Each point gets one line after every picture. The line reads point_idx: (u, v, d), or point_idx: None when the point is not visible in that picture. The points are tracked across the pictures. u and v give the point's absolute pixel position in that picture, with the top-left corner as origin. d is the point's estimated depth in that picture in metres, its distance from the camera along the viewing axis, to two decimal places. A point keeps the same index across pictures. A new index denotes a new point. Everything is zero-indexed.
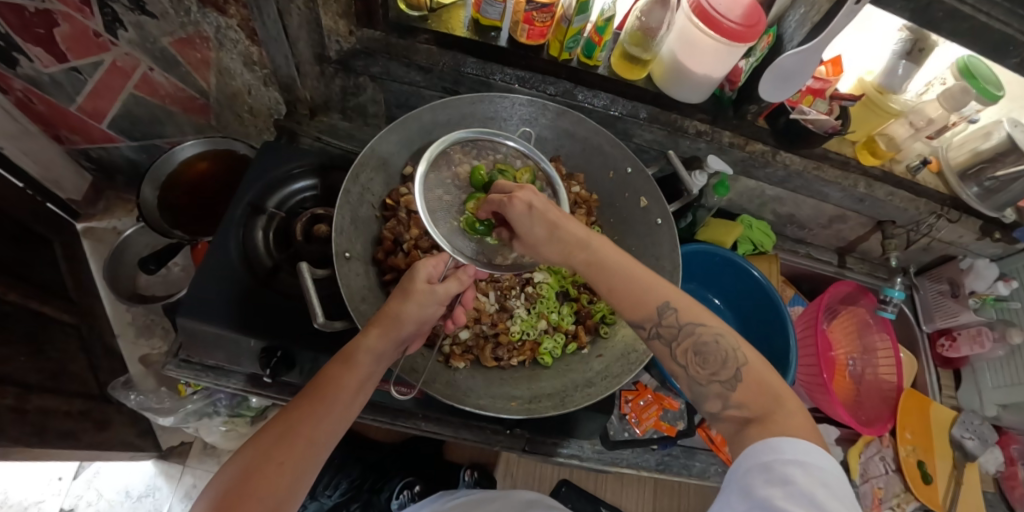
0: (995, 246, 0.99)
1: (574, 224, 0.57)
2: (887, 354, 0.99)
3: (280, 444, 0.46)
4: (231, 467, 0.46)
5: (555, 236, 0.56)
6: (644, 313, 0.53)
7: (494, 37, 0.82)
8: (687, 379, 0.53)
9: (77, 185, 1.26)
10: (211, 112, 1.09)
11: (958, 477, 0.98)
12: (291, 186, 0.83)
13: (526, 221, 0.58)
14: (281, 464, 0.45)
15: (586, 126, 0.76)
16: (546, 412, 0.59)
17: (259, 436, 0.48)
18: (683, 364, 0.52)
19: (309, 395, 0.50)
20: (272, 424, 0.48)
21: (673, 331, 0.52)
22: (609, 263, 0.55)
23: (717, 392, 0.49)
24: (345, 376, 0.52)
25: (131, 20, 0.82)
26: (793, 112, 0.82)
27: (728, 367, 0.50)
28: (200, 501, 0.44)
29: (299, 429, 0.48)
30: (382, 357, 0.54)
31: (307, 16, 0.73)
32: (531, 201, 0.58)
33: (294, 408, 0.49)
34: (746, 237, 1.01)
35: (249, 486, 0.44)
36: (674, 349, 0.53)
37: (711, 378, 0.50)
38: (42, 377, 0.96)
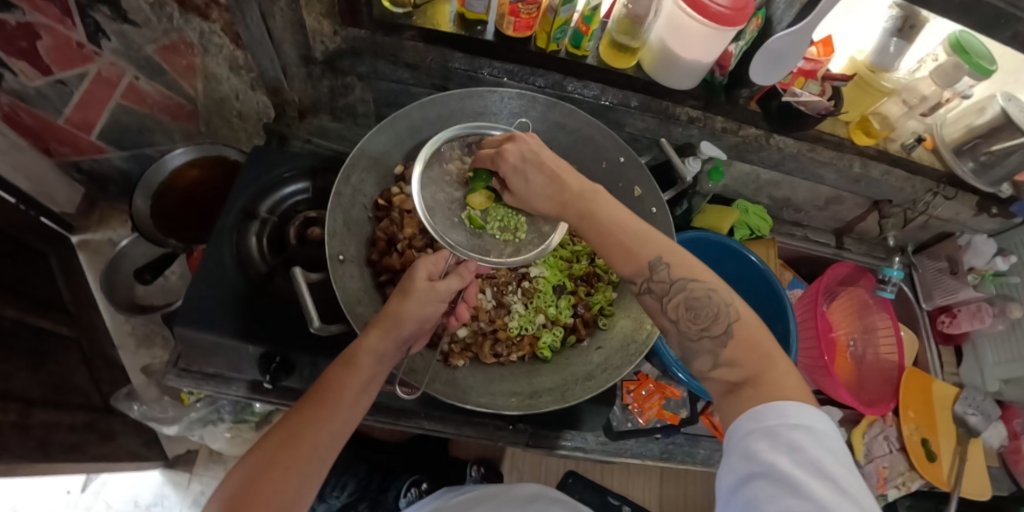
0: (992, 221, 0.98)
1: (570, 176, 0.58)
2: (887, 333, 0.99)
3: (285, 446, 0.46)
4: (239, 473, 0.46)
5: (552, 184, 0.58)
6: (636, 266, 0.52)
7: (480, 30, 0.81)
8: (676, 336, 0.52)
9: (70, 197, 1.26)
10: (200, 118, 1.08)
11: (962, 453, 0.98)
12: (282, 190, 0.82)
13: (520, 174, 0.60)
14: (286, 468, 0.45)
15: (577, 117, 0.75)
16: (543, 407, 0.59)
17: (265, 442, 0.48)
18: (674, 319, 0.51)
19: (313, 399, 0.50)
20: (278, 429, 0.48)
21: (665, 285, 0.51)
22: (605, 215, 0.55)
23: (710, 347, 0.48)
24: (346, 379, 0.51)
25: (114, 29, 0.81)
26: (784, 95, 0.81)
27: (720, 323, 0.48)
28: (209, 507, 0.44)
29: (305, 433, 0.48)
30: (382, 360, 0.54)
31: (290, 17, 0.72)
32: (523, 152, 0.60)
33: (299, 412, 0.49)
34: (742, 222, 1.00)
35: (254, 491, 0.44)
36: (666, 303, 0.51)
37: (702, 334, 0.49)
38: (44, 392, 0.96)
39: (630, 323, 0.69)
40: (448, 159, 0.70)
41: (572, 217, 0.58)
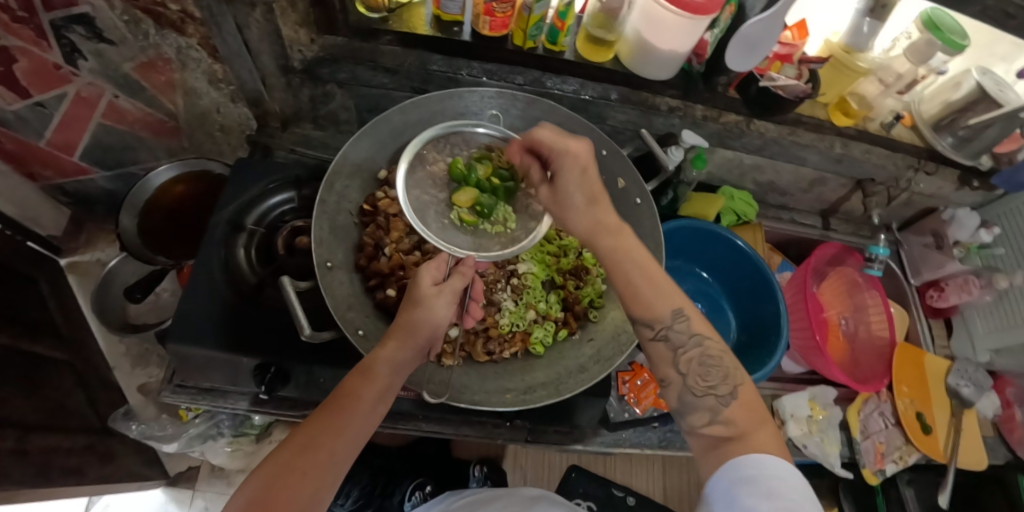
0: (974, 194, 0.99)
1: (609, 210, 0.58)
2: (877, 310, 1.01)
3: (303, 451, 0.45)
4: (253, 477, 0.44)
5: (592, 211, 0.58)
6: (655, 314, 0.53)
7: (457, 31, 0.81)
8: (677, 388, 0.53)
9: (57, 220, 1.25)
10: (182, 133, 1.08)
11: (957, 424, 0.98)
12: (268, 201, 0.82)
13: (568, 184, 0.58)
14: (306, 470, 0.44)
15: (558, 113, 0.76)
16: (536, 403, 0.60)
17: (281, 447, 0.46)
18: (682, 372, 0.52)
19: (332, 405, 0.50)
20: (296, 434, 0.47)
21: (687, 336, 0.52)
22: (637, 254, 0.56)
23: (711, 405, 0.50)
24: (364, 385, 0.52)
25: (91, 49, 0.81)
26: (762, 80, 0.81)
27: (727, 383, 0.51)
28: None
29: (325, 436, 0.47)
30: (398, 369, 0.55)
31: (266, 28, 0.72)
32: (585, 166, 0.57)
33: (318, 418, 0.49)
34: (728, 209, 1.01)
35: (272, 492, 0.42)
36: (680, 356, 0.52)
37: (708, 391, 0.51)
38: (41, 416, 0.96)
39: (620, 314, 0.70)
40: (436, 164, 0.71)
41: (602, 246, 0.57)
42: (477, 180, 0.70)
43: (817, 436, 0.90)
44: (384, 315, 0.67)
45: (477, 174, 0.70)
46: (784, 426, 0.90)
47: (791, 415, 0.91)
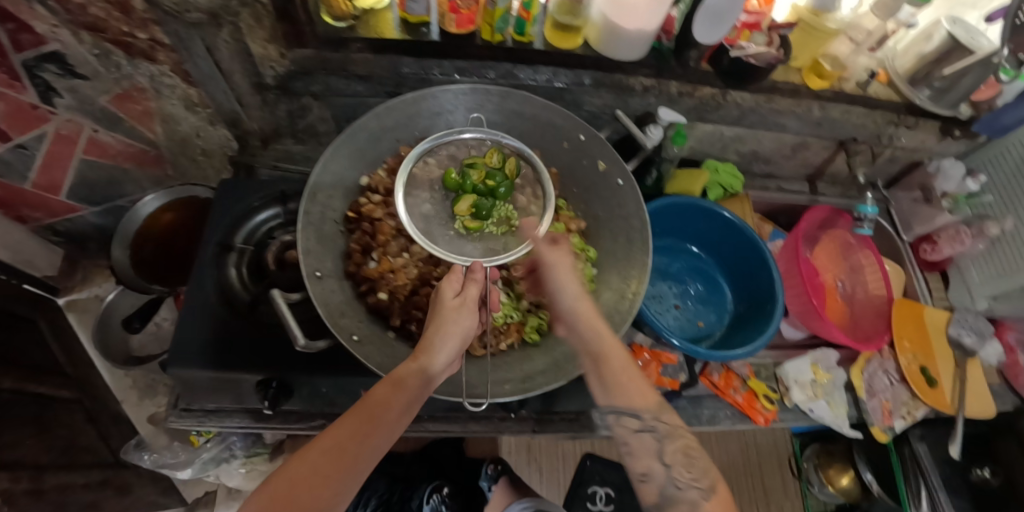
0: (958, 143, 0.99)
1: (602, 324, 0.64)
2: (873, 269, 1.04)
3: (328, 455, 0.45)
4: (274, 481, 0.44)
5: (585, 324, 0.63)
6: (644, 405, 0.57)
7: (426, 32, 0.83)
8: (659, 481, 0.51)
9: (52, 260, 1.26)
10: (165, 161, 1.09)
11: (961, 375, 0.98)
12: (255, 218, 0.81)
13: (559, 288, 0.66)
14: (327, 480, 0.44)
15: (533, 103, 0.75)
16: (536, 389, 0.61)
17: (307, 450, 0.46)
18: (667, 463, 0.52)
19: (362, 412, 0.49)
20: (323, 437, 0.47)
21: (670, 429, 0.56)
22: (619, 369, 0.59)
23: (694, 498, 0.48)
24: (394, 396, 0.51)
25: (65, 86, 0.80)
26: (733, 50, 0.82)
27: (708, 478, 0.51)
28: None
29: (352, 447, 0.47)
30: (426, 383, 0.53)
31: (236, 47, 0.73)
32: (563, 265, 0.67)
33: (346, 425, 0.48)
34: (714, 182, 1.01)
35: (292, 498, 0.42)
36: (666, 446, 0.53)
37: (692, 483, 0.50)
38: (52, 456, 0.98)
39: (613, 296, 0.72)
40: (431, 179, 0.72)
41: (591, 351, 0.62)
42: (472, 186, 0.70)
43: (823, 400, 0.90)
44: (378, 319, 0.68)
45: (473, 181, 0.70)
46: (790, 393, 0.89)
47: (796, 380, 0.90)
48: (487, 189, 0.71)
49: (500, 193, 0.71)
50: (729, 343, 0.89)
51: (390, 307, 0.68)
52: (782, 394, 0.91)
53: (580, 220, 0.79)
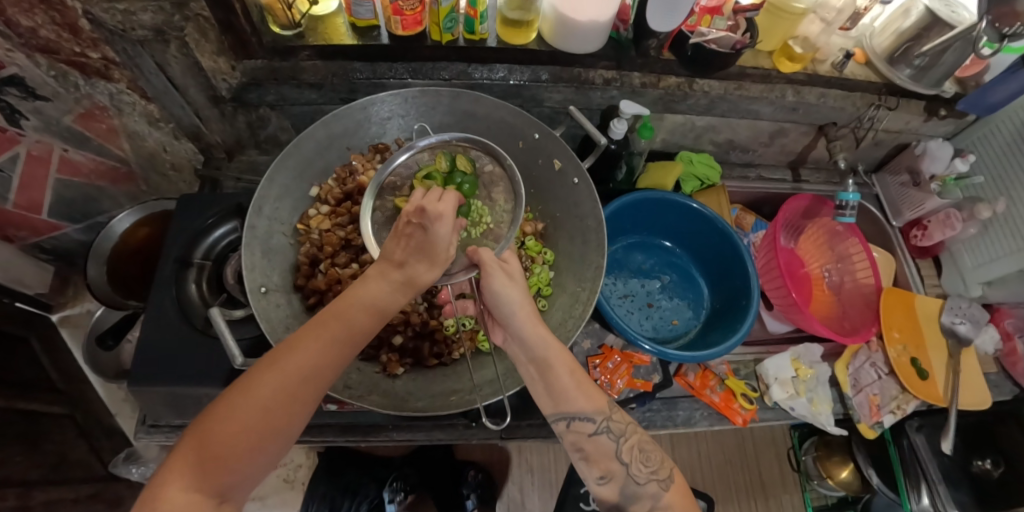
0: (945, 123, 0.95)
1: (541, 326, 0.59)
2: (861, 258, 0.99)
3: (296, 385, 0.44)
4: (235, 405, 0.42)
5: (524, 329, 0.58)
6: (598, 404, 0.58)
7: (376, 35, 0.80)
8: (620, 478, 0.56)
9: (42, 277, 1.26)
10: (138, 177, 1.09)
11: (954, 366, 0.93)
12: (212, 235, 0.81)
13: (493, 298, 0.60)
14: (301, 405, 0.45)
15: (484, 102, 0.72)
16: (479, 401, 0.58)
17: (271, 379, 0.43)
18: (626, 461, 0.57)
19: (334, 338, 0.47)
20: (289, 361, 0.44)
21: (622, 426, 0.58)
22: (560, 369, 0.58)
23: (655, 491, 0.55)
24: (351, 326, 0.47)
25: (28, 108, 0.80)
26: (693, 37, 0.78)
27: (665, 467, 0.57)
28: (195, 435, 0.41)
29: (324, 375, 0.46)
30: (395, 305, 0.50)
31: (185, 62, 0.73)
32: (500, 272, 0.60)
33: (317, 350, 0.45)
34: (688, 174, 0.98)
35: (264, 425, 0.42)
36: (622, 445, 0.57)
37: (650, 477, 0.56)
38: (43, 471, 1.00)
39: (568, 300, 0.70)
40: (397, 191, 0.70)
41: (534, 357, 0.58)
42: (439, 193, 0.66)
43: (804, 397, 0.86)
44: None
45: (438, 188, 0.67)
46: (769, 391, 0.86)
47: (776, 378, 0.87)
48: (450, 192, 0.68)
49: (465, 191, 0.69)
50: (705, 340, 0.87)
51: None
52: (762, 392, 0.88)
53: (539, 221, 0.78)
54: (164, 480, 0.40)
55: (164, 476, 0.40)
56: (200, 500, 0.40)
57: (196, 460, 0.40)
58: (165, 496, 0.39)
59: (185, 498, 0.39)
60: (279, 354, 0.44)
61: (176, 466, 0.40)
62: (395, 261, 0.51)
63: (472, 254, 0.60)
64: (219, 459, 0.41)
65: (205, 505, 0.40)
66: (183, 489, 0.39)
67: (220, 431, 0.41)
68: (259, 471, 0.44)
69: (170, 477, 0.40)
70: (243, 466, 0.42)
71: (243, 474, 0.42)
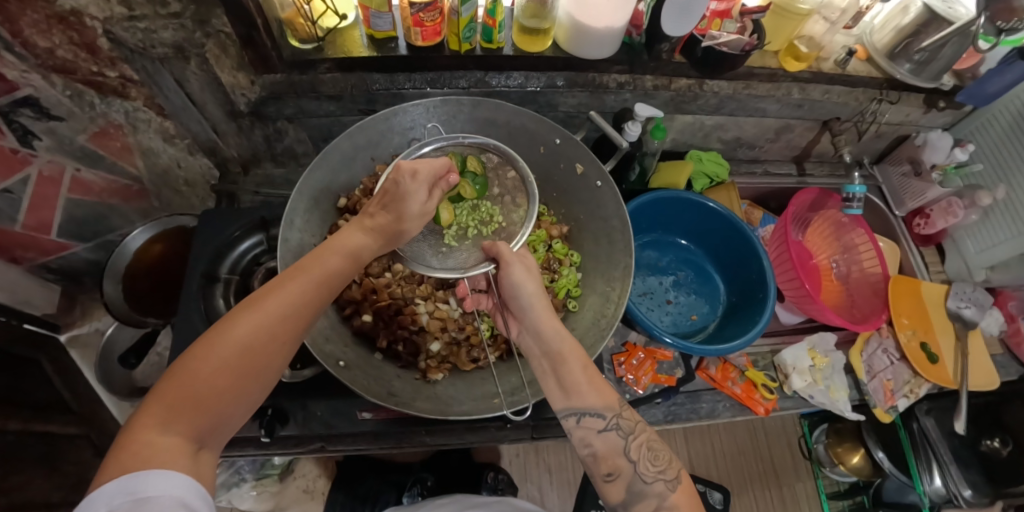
0: (943, 115, 0.98)
1: (554, 320, 0.60)
2: (866, 248, 1.02)
3: (275, 323, 0.46)
4: (211, 347, 0.42)
5: (538, 322, 0.60)
6: (607, 399, 0.55)
7: (393, 47, 0.82)
8: (626, 478, 0.52)
9: (49, 298, 1.17)
10: (150, 193, 1.06)
11: (963, 348, 0.96)
12: (238, 248, 0.82)
13: (511, 290, 0.63)
14: (277, 348, 0.46)
15: (505, 109, 0.74)
16: (504, 408, 0.60)
17: (250, 316, 0.45)
18: (634, 459, 0.53)
19: (309, 281, 0.49)
20: (267, 304, 0.46)
21: (632, 424, 0.54)
22: (572, 361, 0.57)
23: (661, 490, 0.50)
24: (325, 271, 0.51)
25: (42, 128, 0.78)
26: (705, 40, 0.80)
27: (673, 467, 0.52)
28: (172, 379, 0.41)
29: (299, 317, 0.48)
30: (364, 253, 0.57)
31: (204, 78, 0.73)
32: (517, 263, 0.63)
33: (292, 292, 0.48)
34: (699, 172, 1.00)
35: (245, 363, 0.43)
36: (631, 442, 0.53)
37: (657, 476, 0.51)
38: (62, 493, 1.06)
39: (597, 301, 0.73)
40: None
41: (548, 351, 0.59)
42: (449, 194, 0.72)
43: (822, 385, 0.89)
44: (364, 341, 0.67)
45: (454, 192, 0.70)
46: (789, 380, 0.89)
47: (795, 366, 0.89)
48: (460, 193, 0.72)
49: (475, 191, 0.72)
50: (723, 334, 0.89)
51: (376, 329, 0.68)
52: (781, 382, 0.90)
53: (562, 224, 0.81)
54: (138, 427, 0.38)
55: (138, 423, 0.38)
56: (179, 444, 0.39)
57: (175, 402, 0.40)
58: (140, 442, 0.37)
59: (164, 442, 0.38)
60: (255, 298, 0.46)
61: (150, 413, 0.39)
62: (370, 214, 0.59)
63: (493, 249, 0.65)
64: (200, 400, 0.41)
65: (187, 450, 0.39)
66: (160, 433, 0.38)
67: (200, 371, 0.41)
68: (235, 419, 0.44)
69: (145, 423, 0.38)
70: (222, 407, 0.42)
71: (221, 419, 0.42)
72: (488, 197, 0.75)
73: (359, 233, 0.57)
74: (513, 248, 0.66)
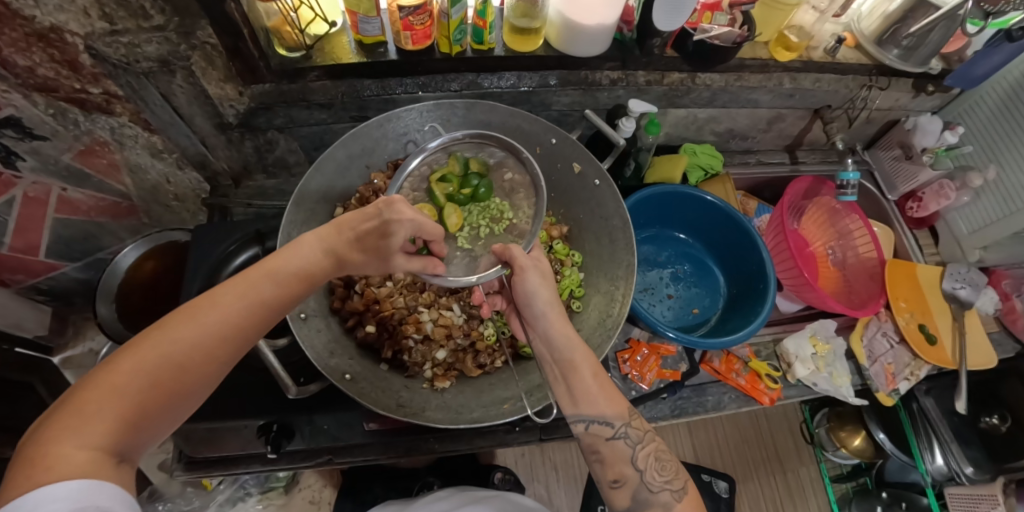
0: (932, 98, 1.00)
1: (569, 327, 0.60)
2: (862, 233, 1.03)
3: (218, 336, 0.41)
4: (144, 355, 0.37)
5: (552, 328, 0.60)
6: (619, 408, 0.55)
7: (383, 51, 0.81)
8: (632, 486, 0.53)
9: (40, 319, 1.13)
10: (140, 209, 1.03)
11: (960, 327, 0.97)
12: (234, 262, 0.80)
13: (526, 296, 0.62)
14: (216, 363, 0.41)
15: (499, 112, 0.73)
16: (530, 408, 0.60)
17: (190, 326, 0.40)
18: (640, 468, 0.53)
19: (266, 296, 0.44)
20: (212, 314, 0.41)
21: (640, 433, 0.54)
22: (583, 368, 0.57)
23: (666, 500, 0.51)
24: (284, 287, 0.45)
25: (26, 148, 0.75)
26: (697, 34, 0.80)
27: (679, 478, 0.53)
28: (91, 384, 0.35)
29: (248, 332, 0.43)
30: (324, 273, 0.49)
31: (192, 92, 0.71)
32: (529, 270, 0.62)
33: (243, 305, 0.43)
34: (693, 165, 1.00)
35: (177, 375, 0.38)
36: (639, 451, 0.53)
37: (664, 486, 0.52)
38: None
39: (602, 300, 0.73)
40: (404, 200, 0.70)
41: (561, 358, 0.58)
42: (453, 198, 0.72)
43: (825, 372, 0.90)
44: (369, 352, 0.68)
45: (457, 194, 0.73)
46: (793, 369, 0.90)
47: (798, 355, 0.90)
48: (465, 196, 0.73)
49: (481, 194, 0.73)
50: (725, 327, 0.89)
51: (380, 339, 0.68)
52: (784, 371, 0.91)
53: (562, 224, 0.81)
54: (53, 437, 0.33)
55: (51, 433, 0.33)
56: (103, 460, 0.34)
57: (102, 413, 0.35)
58: (54, 456, 0.32)
59: (80, 456, 0.33)
60: (201, 306, 0.41)
61: (70, 421, 0.34)
62: (344, 233, 0.50)
63: (504, 253, 0.62)
64: (132, 413, 0.36)
65: (108, 465, 0.34)
66: (79, 449, 0.33)
67: (124, 381, 0.36)
68: (161, 430, 0.39)
69: (57, 433, 0.33)
70: (148, 420, 0.37)
71: (150, 430, 0.38)
72: (495, 197, 0.76)
73: (329, 244, 0.49)
74: (526, 250, 0.64)
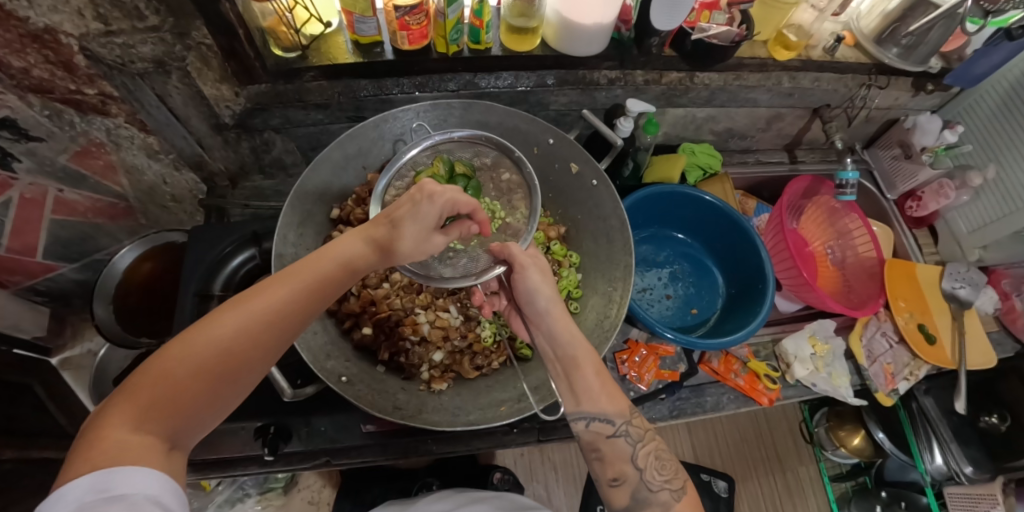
0: (932, 97, 0.99)
1: (574, 324, 0.60)
2: (861, 233, 1.03)
3: (262, 324, 0.42)
4: (192, 344, 0.39)
5: (555, 326, 0.60)
6: (620, 405, 0.55)
7: (379, 52, 0.80)
8: (631, 484, 0.52)
9: (38, 321, 1.13)
10: (136, 210, 1.03)
11: (959, 326, 0.97)
12: (231, 263, 0.79)
13: (527, 294, 0.62)
14: (260, 352, 0.43)
15: (496, 111, 0.73)
16: (533, 407, 0.60)
17: (236, 315, 0.41)
18: (640, 466, 0.53)
19: (304, 286, 0.45)
20: (258, 303, 0.43)
21: (641, 431, 0.54)
22: (586, 366, 0.56)
23: (665, 500, 0.50)
24: (325, 279, 0.47)
25: (21, 150, 0.75)
26: (694, 33, 0.80)
27: (678, 477, 0.52)
28: (147, 372, 0.38)
29: (291, 322, 0.45)
30: (366, 264, 0.51)
31: (187, 92, 0.71)
32: (529, 267, 0.62)
33: (288, 295, 0.44)
34: (692, 165, 1.00)
35: (224, 363, 0.40)
36: (639, 450, 0.53)
37: (663, 485, 0.51)
38: None
39: (599, 301, 0.73)
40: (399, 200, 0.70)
41: (564, 355, 0.58)
42: None
43: (824, 373, 0.90)
44: (365, 354, 0.67)
45: None
46: (791, 369, 0.89)
47: (797, 356, 0.90)
48: None
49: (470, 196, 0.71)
50: (723, 328, 0.89)
51: (375, 341, 0.67)
52: (783, 371, 0.91)
53: (560, 224, 0.80)
54: (107, 423, 0.35)
55: (105, 419, 0.35)
56: (152, 445, 0.35)
57: (153, 399, 0.37)
58: (109, 439, 0.34)
59: (133, 441, 0.35)
60: (246, 297, 0.43)
61: (124, 407, 0.36)
62: (381, 224, 0.51)
63: (503, 252, 0.63)
64: (179, 400, 0.38)
65: (158, 451, 0.36)
66: (131, 433, 0.35)
67: (175, 369, 0.38)
68: (209, 418, 0.41)
69: (112, 419, 0.35)
70: (196, 407, 0.39)
71: (198, 418, 0.39)
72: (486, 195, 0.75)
73: (365, 238, 0.50)
74: (523, 248, 0.65)
